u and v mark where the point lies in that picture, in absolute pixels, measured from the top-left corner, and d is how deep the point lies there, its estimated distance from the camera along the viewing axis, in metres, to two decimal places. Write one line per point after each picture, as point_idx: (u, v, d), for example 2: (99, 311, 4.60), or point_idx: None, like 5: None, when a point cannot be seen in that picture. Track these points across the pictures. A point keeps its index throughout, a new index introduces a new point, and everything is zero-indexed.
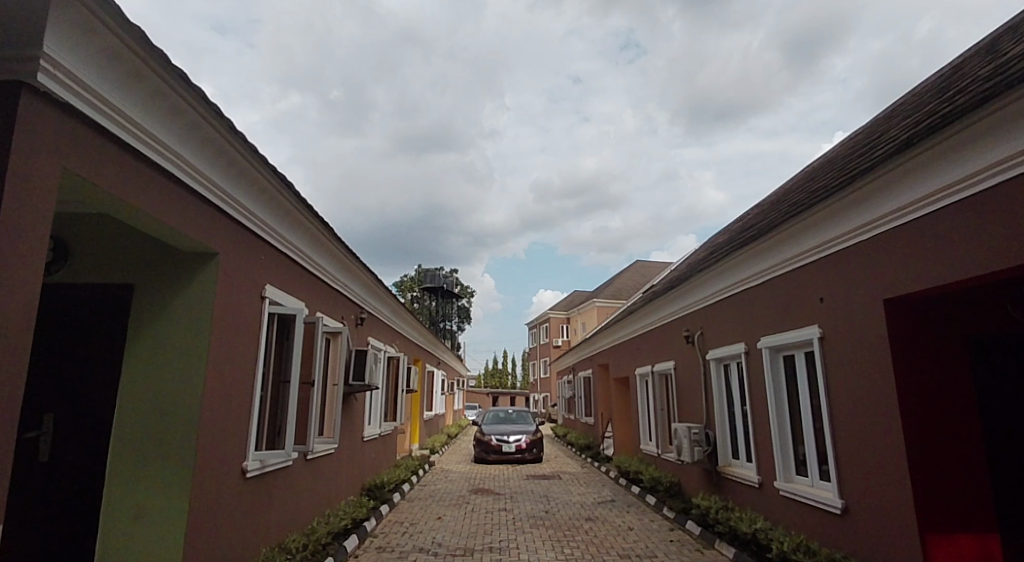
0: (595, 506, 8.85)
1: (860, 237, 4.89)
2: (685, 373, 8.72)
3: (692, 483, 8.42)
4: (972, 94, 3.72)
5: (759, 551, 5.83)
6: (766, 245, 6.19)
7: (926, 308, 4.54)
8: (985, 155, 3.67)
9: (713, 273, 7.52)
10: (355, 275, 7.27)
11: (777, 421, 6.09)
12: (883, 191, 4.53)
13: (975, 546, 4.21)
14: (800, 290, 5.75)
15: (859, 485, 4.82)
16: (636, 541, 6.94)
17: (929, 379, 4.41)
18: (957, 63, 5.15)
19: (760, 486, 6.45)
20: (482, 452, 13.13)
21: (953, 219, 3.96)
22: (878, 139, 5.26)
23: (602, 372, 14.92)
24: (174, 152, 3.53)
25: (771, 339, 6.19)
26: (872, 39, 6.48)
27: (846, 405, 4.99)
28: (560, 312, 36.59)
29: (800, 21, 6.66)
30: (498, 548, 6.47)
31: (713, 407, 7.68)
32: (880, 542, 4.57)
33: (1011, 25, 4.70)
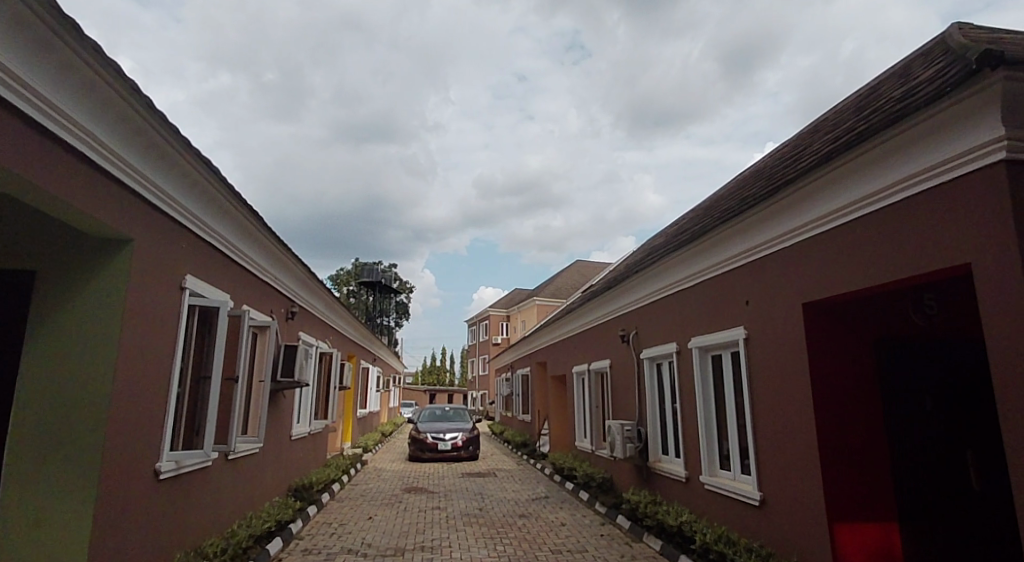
0: (529, 502, 8.94)
1: (783, 243, 5.13)
2: (619, 372, 8.92)
3: (623, 479, 8.63)
4: (888, 112, 3.95)
5: (684, 542, 6.07)
6: (698, 248, 6.39)
7: (840, 313, 4.83)
8: (896, 171, 3.93)
9: (648, 273, 7.69)
10: (284, 266, 7.03)
11: (703, 417, 6.32)
12: (807, 200, 4.75)
13: (875, 532, 4.51)
14: (729, 292, 5.96)
15: (776, 478, 5.07)
16: (567, 536, 7.05)
17: (839, 380, 4.69)
18: (874, 83, 5.47)
19: (686, 481, 6.67)
20: (416, 450, 13.01)
21: (866, 229, 4.21)
22: (802, 151, 5.52)
23: (540, 370, 15.08)
24: (102, 145, 3.47)
25: (700, 339, 6.42)
26: (802, 55, 6.81)
27: (767, 403, 5.23)
28: (500, 309, 36.69)
29: (736, 33, 6.91)
30: (430, 547, 6.42)
31: (645, 404, 7.89)
32: (794, 532, 4.81)
33: (922, 50, 5.03)
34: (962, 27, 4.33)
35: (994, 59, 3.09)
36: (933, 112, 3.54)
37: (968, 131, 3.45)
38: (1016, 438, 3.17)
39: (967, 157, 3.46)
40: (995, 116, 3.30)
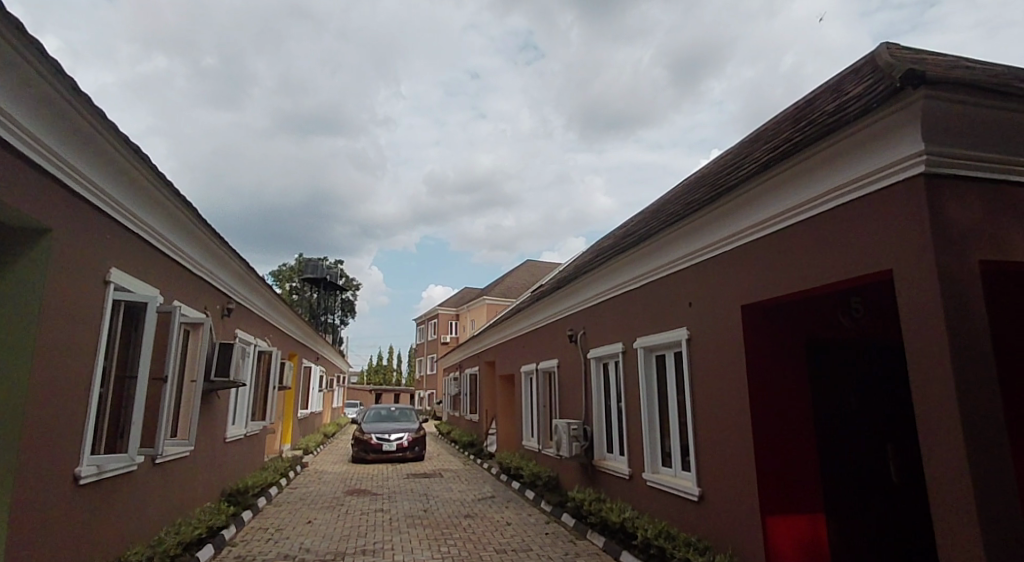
0: (474, 502, 8.91)
1: (724, 247, 5.29)
2: (567, 371, 9.01)
3: (569, 477, 8.73)
4: (821, 124, 4.12)
5: (626, 538, 6.19)
6: (644, 250, 6.52)
7: (776, 315, 5.02)
8: (829, 180, 4.12)
9: (596, 275, 7.80)
10: (220, 260, 6.76)
11: (647, 416, 6.45)
12: (747, 206, 4.90)
13: (805, 524, 4.71)
14: (673, 294, 6.10)
15: (714, 474, 5.22)
16: (512, 536, 7.06)
17: (774, 379, 4.87)
18: (810, 96, 5.71)
19: (629, 478, 6.80)
20: (360, 451, 12.80)
21: (801, 234, 4.39)
22: (743, 159, 5.71)
23: (489, 369, 15.09)
24: (22, 129, 3.25)
25: (645, 339, 6.54)
26: None
27: (707, 402, 5.38)
28: (450, 308, 36.50)
29: None
30: (371, 550, 6.32)
31: (591, 403, 7.99)
32: (730, 526, 4.97)
33: (853, 66, 5.28)
34: (889, 47, 4.58)
35: (917, 77, 3.28)
36: (861, 125, 3.72)
37: (893, 145, 3.65)
38: (933, 434, 3.37)
39: (893, 169, 3.65)
40: (918, 131, 3.49)
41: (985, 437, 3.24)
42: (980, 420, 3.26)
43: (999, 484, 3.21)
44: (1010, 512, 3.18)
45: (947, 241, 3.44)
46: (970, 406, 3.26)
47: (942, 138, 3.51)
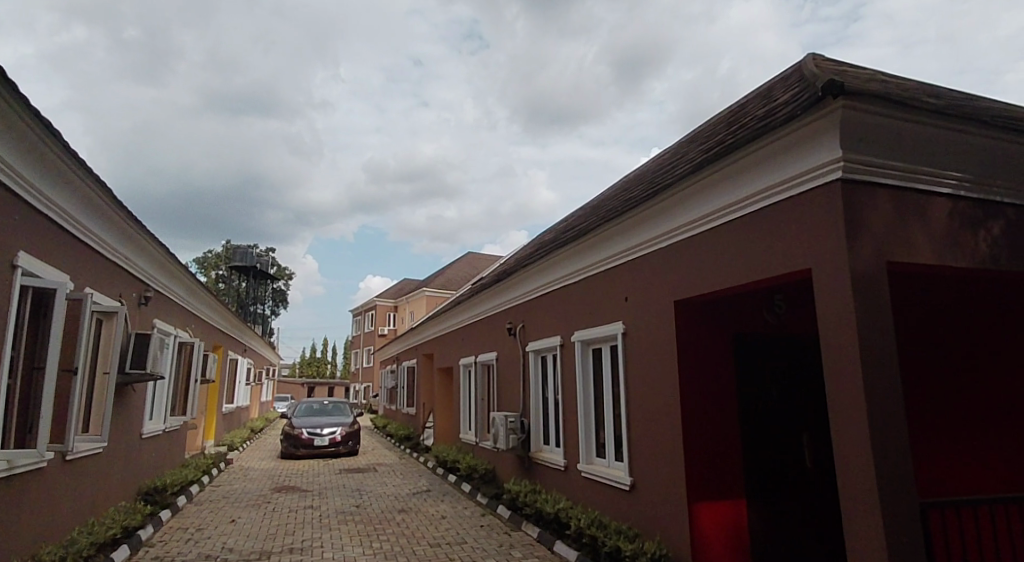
0: (409, 497, 8.82)
1: (659, 244, 5.40)
2: (505, 364, 9.04)
3: (505, 469, 8.77)
4: (751, 127, 4.26)
5: (560, 529, 6.30)
6: (582, 245, 6.59)
7: (706, 310, 5.18)
8: (757, 182, 4.28)
9: (536, 268, 7.83)
10: (137, 245, 6.36)
11: (583, 408, 6.55)
12: (680, 205, 5.03)
13: (727, 511, 4.91)
14: (609, 289, 6.21)
15: (646, 464, 5.36)
16: (447, 529, 7.04)
17: (702, 371, 5.04)
18: (742, 101, 5.91)
19: (565, 469, 6.89)
20: (290, 446, 12.44)
21: (731, 233, 4.54)
22: (679, 159, 5.85)
23: (427, 362, 14.97)
24: None
25: (582, 332, 6.63)
26: None
27: (640, 394, 5.51)
28: (388, 299, 35.94)
29: None
30: (300, 548, 6.16)
31: (529, 396, 8.04)
32: (659, 514, 5.12)
33: (782, 74, 5.50)
34: (815, 58, 4.79)
35: (835, 87, 3.45)
36: (788, 130, 3.87)
37: (814, 151, 3.83)
38: (844, 425, 3.57)
39: (813, 173, 3.83)
40: (836, 139, 3.68)
41: (891, 427, 3.46)
42: (885, 412, 3.48)
43: (901, 472, 3.44)
44: (910, 497, 3.42)
45: (861, 243, 3.64)
46: (877, 399, 3.48)
47: (857, 145, 3.72)
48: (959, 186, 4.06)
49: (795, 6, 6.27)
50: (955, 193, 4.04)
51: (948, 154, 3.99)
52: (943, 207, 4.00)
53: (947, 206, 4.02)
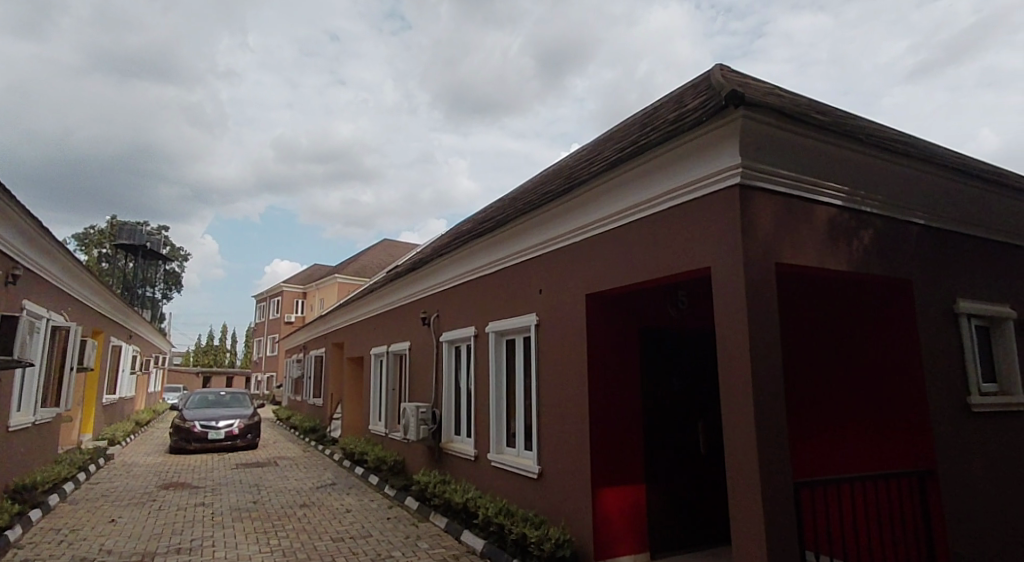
0: (312, 491, 8.53)
1: (572, 239, 5.50)
2: (418, 354, 8.91)
3: (415, 461, 8.67)
4: (662, 129, 4.40)
5: (468, 518, 6.32)
6: (500, 237, 6.57)
7: (615, 303, 5.34)
8: (666, 182, 4.43)
9: (452, 258, 7.74)
10: (4, 216, 5.69)
11: (495, 398, 6.56)
12: (594, 201, 5.13)
13: (628, 496, 5.10)
14: (524, 281, 6.24)
15: (554, 453, 5.45)
16: (351, 523, 6.86)
17: (609, 362, 5.20)
18: (656, 104, 6.09)
19: (475, 459, 6.89)
20: (182, 440, 11.72)
21: (641, 231, 4.69)
22: (594, 157, 5.95)
23: (336, 351, 14.52)
24: None
25: (497, 324, 6.62)
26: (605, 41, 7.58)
27: (551, 385, 5.59)
28: (296, 285, 34.48)
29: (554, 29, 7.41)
30: (189, 548, 5.80)
31: (442, 386, 7.97)
32: (563, 501, 5.25)
33: (693, 81, 5.71)
34: (723, 68, 5.02)
35: (737, 98, 3.64)
36: (694, 134, 4.02)
37: (718, 156, 4.01)
38: (733, 418, 3.79)
39: (716, 177, 4.02)
40: (736, 146, 3.88)
41: (772, 416, 3.72)
42: (768, 403, 3.72)
43: (779, 460, 3.70)
44: (786, 485, 3.69)
45: (753, 247, 3.87)
46: (762, 392, 3.72)
47: (755, 154, 3.94)
48: (840, 196, 4.39)
49: (709, 19, 6.46)
50: (838, 202, 4.38)
51: (831, 165, 4.31)
52: (824, 215, 4.32)
53: (829, 215, 4.35)
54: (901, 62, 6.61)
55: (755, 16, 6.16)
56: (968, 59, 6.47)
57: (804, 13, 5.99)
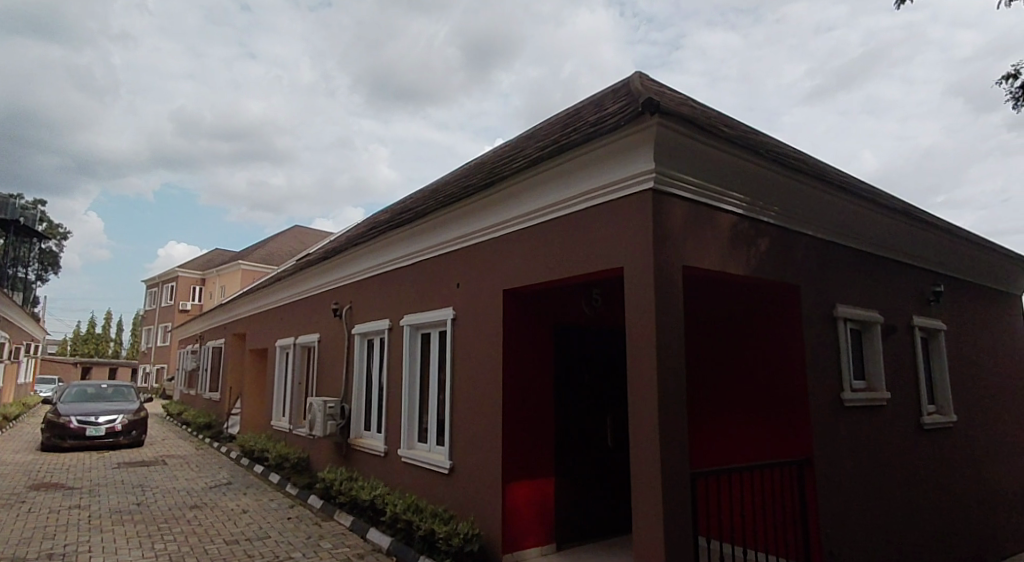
0: (205, 491, 8.01)
1: (491, 234, 5.50)
2: (328, 347, 8.60)
3: (320, 458, 8.36)
4: (582, 131, 4.50)
5: (375, 515, 6.17)
6: (417, 229, 6.46)
7: (531, 299, 5.41)
8: (584, 182, 4.54)
9: (367, 249, 7.52)
10: None
11: (407, 392, 6.44)
12: (514, 197, 5.16)
13: (536, 488, 5.18)
14: (441, 274, 6.18)
15: (466, 448, 5.44)
16: (248, 523, 6.52)
17: (523, 358, 5.26)
18: (578, 106, 6.21)
19: (384, 455, 6.73)
20: (56, 437, 10.65)
21: (559, 230, 4.77)
22: (516, 154, 5.99)
23: (238, 342, 13.72)
24: None
25: (412, 317, 6.51)
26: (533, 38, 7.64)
27: (466, 380, 5.57)
28: (193, 271, 32.20)
29: (481, 20, 7.34)
30: (60, 555, 5.27)
31: (352, 380, 7.73)
32: (474, 496, 5.26)
33: (613, 87, 5.87)
34: (641, 76, 5.19)
35: (653, 106, 3.78)
36: (612, 138, 4.15)
37: (634, 160, 4.16)
38: (640, 413, 3.94)
39: (632, 180, 4.16)
40: (651, 152, 4.04)
41: (674, 411, 3.90)
42: (670, 398, 3.90)
43: (678, 453, 3.88)
44: (683, 475, 3.89)
45: (663, 249, 4.05)
46: (665, 387, 3.89)
47: (668, 160, 4.12)
48: (741, 205, 4.70)
49: (632, 26, 6.65)
50: (739, 211, 4.69)
51: (735, 176, 4.59)
52: (726, 222, 4.58)
53: (731, 222, 4.62)
54: (800, 84, 7.13)
55: (674, 29, 6.43)
56: (857, 85, 7.08)
57: (717, 30, 6.33)
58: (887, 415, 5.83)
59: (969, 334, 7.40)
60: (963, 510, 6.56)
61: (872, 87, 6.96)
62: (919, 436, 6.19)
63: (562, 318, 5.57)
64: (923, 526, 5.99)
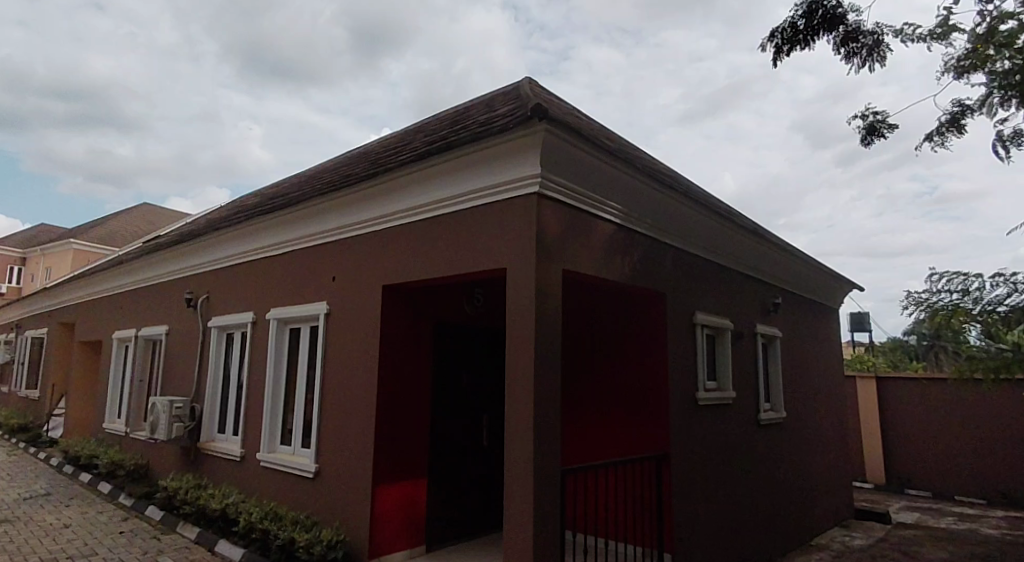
0: (16, 504, 6.90)
1: (371, 228, 5.26)
2: (178, 340, 7.77)
3: (161, 464, 7.53)
4: (470, 130, 4.43)
5: (226, 527, 5.64)
6: (289, 216, 6.00)
7: (411, 297, 5.24)
8: (472, 180, 4.47)
9: (229, 235, 6.88)
10: None
11: (269, 390, 5.98)
12: (397, 190, 4.97)
13: (406, 490, 5.03)
14: (314, 267, 5.81)
15: (334, 451, 5.16)
16: (70, 540, 5.71)
17: (400, 356, 5.10)
18: (467, 105, 6.15)
19: (240, 460, 6.19)
20: None
21: (444, 227, 4.67)
22: (401, 147, 5.77)
23: (65, 333, 12.02)
24: None
25: (280, 311, 6.07)
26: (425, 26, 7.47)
27: (337, 378, 5.28)
28: (11, 248, 27.75)
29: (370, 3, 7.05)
30: None
31: (205, 378, 7.05)
32: (340, 501, 4.99)
33: (503, 89, 5.86)
34: (531, 83, 5.24)
35: (541, 111, 3.79)
36: (500, 140, 4.12)
37: (521, 163, 4.17)
38: (515, 414, 3.94)
39: (518, 184, 4.18)
40: (537, 157, 4.08)
41: (547, 411, 3.95)
42: (545, 397, 3.95)
43: (550, 452, 3.93)
44: (554, 473, 3.95)
45: (545, 253, 4.11)
46: (541, 387, 3.93)
47: (553, 166, 4.18)
48: (618, 216, 4.90)
49: (526, 31, 6.78)
50: (616, 221, 4.89)
51: (614, 188, 4.77)
52: (603, 230, 4.75)
53: (608, 231, 4.81)
54: (673, 106, 7.70)
55: (563, 39, 6.64)
56: (722, 113, 7.74)
57: (603, 48, 6.61)
58: (734, 412, 6.43)
59: (800, 340, 8.41)
60: (789, 498, 7.40)
61: (732, 117, 7.68)
62: (758, 431, 6.90)
63: (441, 316, 5.48)
64: (758, 514, 6.65)
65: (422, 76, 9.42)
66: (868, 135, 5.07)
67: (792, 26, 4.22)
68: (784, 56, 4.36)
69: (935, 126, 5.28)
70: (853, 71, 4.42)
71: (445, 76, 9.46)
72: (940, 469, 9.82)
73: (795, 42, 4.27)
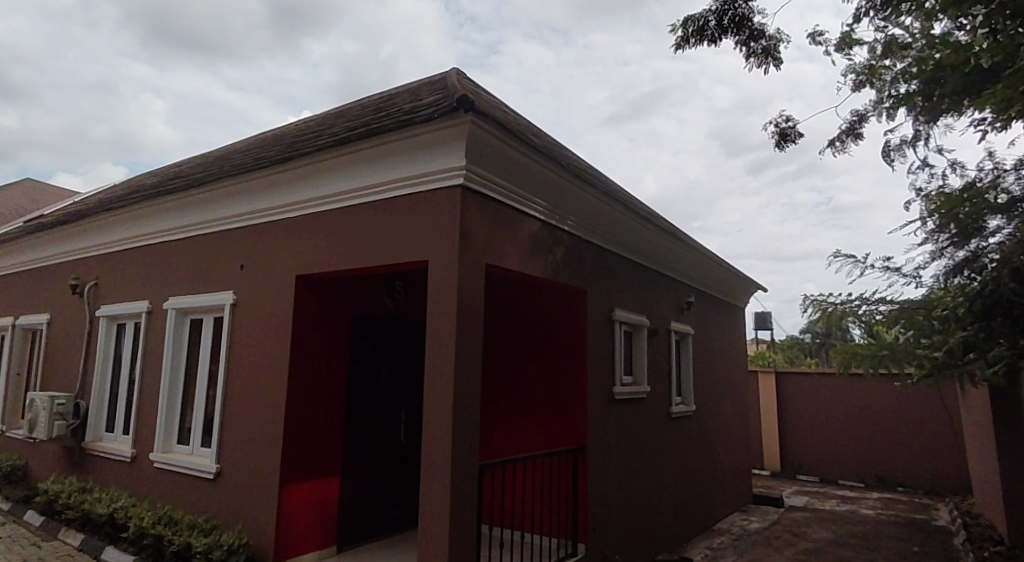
0: None
1: (285, 214, 4.99)
2: (62, 329, 7.09)
3: (42, 465, 6.86)
4: (394, 117, 4.28)
5: (114, 532, 5.21)
6: (194, 198, 5.58)
7: (327, 288, 5.02)
8: (394, 169, 4.33)
9: (124, 215, 6.33)
10: None
11: (167, 385, 5.57)
12: (315, 176, 4.73)
13: (316, 489, 4.82)
14: (221, 253, 5.45)
15: (238, 449, 4.87)
16: None
17: (313, 349, 4.87)
18: (391, 92, 5.97)
19: (132, 460, 5.73)
20: None
21: (363, 216, 4.50)
22: (320, 131, 5.52)
23: None
24: None
25: (180, 299, 5.66)
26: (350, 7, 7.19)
27: (244, 372, 4.98)
28: None
29: None
30: None
31: (93, 372, 6.47)
32: (244, 502, 4.72)
33: (430, 78, 5.73)
34: (459, 73, 5.15)
35: (468, 102, 3.72)
36: (425, 128, 4.00)
37: (446, 154, 4.08)
38: (433, 410, 3.87)
39: (442, 175, 4.09)
40: (463, 149, 4.01)
41: (466, 406, 3.90)
42: (464, 394, 3.89)
43: (468, 448, 3.88)
44: (472, 468, 3.91)
45: (468, 247, 4.05)
46: (460, 383, 3.86)
47: (478, 160, 4.12)
48: (541, 212, 4.92)
49: (456, 21, 6.66)
50: (540, 218, 4.90)
51: (539, 184, 4.78)
52: (527, 225, 4.75)
53: (532, 227, 4.82)
54: (599, 107, 7.84)
55: (493, 33, 6.58)
56: (643, 116, 7.96)
57: (532, 44, 6.62)
58: (647, 405, 6.66)
59: (710, 337, 8.82)
60: (695, 487, 7.75)
61: (654, 121, 7.92)
62: (669, 424, 7.17)
63: (359, 308, 5.30)
64: (667, 503, 6.92)
65: (346, 59, 9.08)
66: (782, 139, 5.22)
67: (703, 21, 4.35)
68: (689, 46, 4.50)
69: (835, 133, 5.56)
70: (749, 68, 4.63)
71: (371, 61, 9.17)
72: (828, 456, 10.63)
73: (702, 35, 4.41)
